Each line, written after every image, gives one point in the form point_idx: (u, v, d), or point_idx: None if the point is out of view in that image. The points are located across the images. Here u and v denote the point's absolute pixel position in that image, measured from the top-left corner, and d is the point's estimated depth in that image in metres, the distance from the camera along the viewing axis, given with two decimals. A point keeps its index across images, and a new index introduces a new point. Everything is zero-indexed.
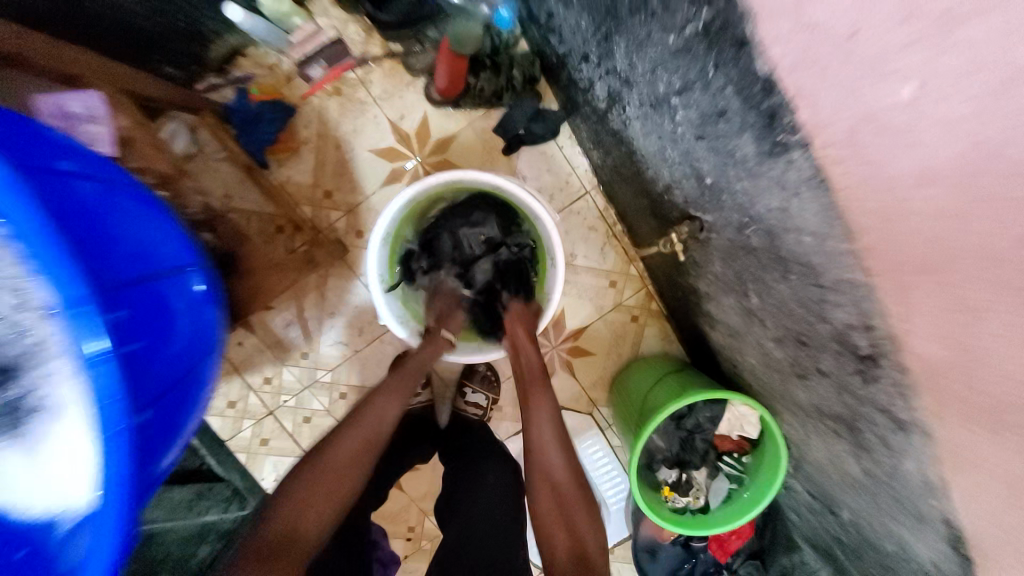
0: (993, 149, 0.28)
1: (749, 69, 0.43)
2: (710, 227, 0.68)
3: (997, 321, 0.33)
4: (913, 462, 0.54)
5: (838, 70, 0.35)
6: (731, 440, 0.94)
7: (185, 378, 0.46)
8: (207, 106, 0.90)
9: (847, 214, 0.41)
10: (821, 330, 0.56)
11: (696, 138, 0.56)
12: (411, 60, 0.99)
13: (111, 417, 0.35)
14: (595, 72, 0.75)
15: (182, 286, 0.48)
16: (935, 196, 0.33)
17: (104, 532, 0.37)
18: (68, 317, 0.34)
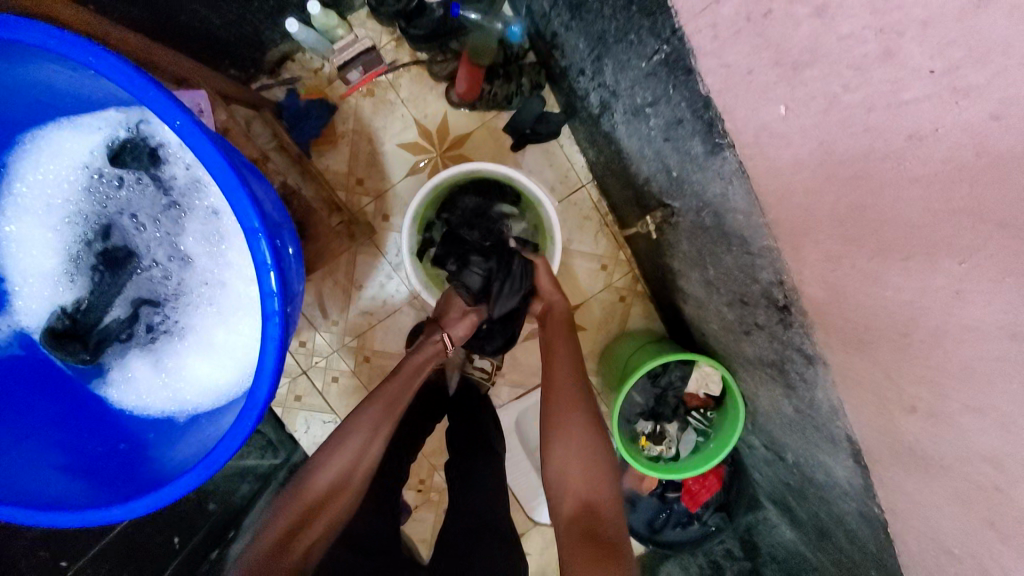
0: (829, 148, 0.46)
1: (694, 91, 0.59)
2: (678, 212, 0.85)
3: (847, 263, 0.51)
4: (823, 390, 0.71)
5: (744, 95, 0.52)
6: (698, 398, 1.11)
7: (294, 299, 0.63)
8: (262, 102, 1.06)
9: (761, 196, 0.58)
10: (756, 289, 0.73)
11: (663, 139, 0.73)
12: (434, 68, 1.14)
13: (270, 308, 0.52)
14: (590, 84, 0.91)
15: (290, 232, 0.65)
16: (807, 179, 0.50)
17: (268, 382, 0.54)
18: (251, 236, 0.51)
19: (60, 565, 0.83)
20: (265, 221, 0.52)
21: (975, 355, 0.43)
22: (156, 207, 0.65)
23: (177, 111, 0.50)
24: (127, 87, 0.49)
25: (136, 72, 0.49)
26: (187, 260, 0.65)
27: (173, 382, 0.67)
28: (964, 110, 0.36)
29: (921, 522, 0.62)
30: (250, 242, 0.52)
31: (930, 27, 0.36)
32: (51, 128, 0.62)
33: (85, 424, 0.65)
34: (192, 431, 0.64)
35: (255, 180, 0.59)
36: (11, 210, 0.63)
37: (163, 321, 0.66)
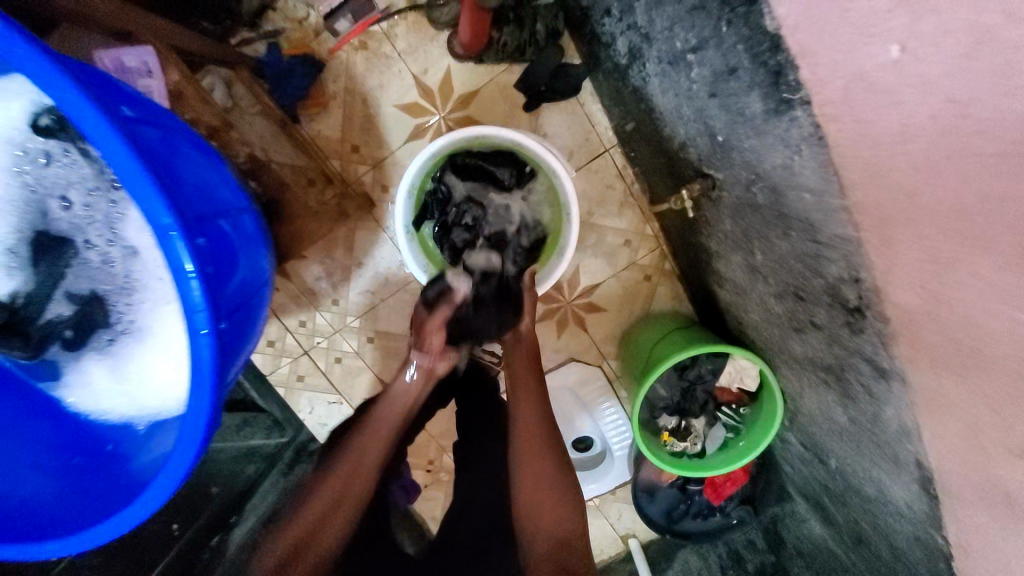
0: (961, 110, 0.31)
1: (756, 26, 0.44)
2: (722, 185, 0.70)
3: (959, 270, 0.38)
4: (891, 407, 0.58)
5: (836, 33, 0.37)
6: (731, 392, 1.00)
7: (250, 306, 0.55)
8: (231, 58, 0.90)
9: (842, 170, 0.43)
10: (818, 285, 0.58)
11: (710, 96, 0.58)
12: (435, 13, 0.98)
13: (199, 326, 0.42)
14: (618, 27, 0.75)
15: (242, 223, 0.55)
16: (915, 153, 0.36)
17: (202, 424, 0.44)
18: (162, 236, 0.41)
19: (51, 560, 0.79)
20: (180, 218, 0.41)
21: None
22: (91, 183, 0.54)
23: (57, 77, 0.38)
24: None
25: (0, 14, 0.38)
26: (130, 248, 0.54)
27: (130, 390, 0.57)
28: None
29: (999, 566, 0.52)
30: (164, 242, 0.41)
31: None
32: None
33: (40, 431, 0.59)
34: (152, 447, 0.56)
35: (179, 154, 0.48)
36: None
37: (113, 322, 0.56)
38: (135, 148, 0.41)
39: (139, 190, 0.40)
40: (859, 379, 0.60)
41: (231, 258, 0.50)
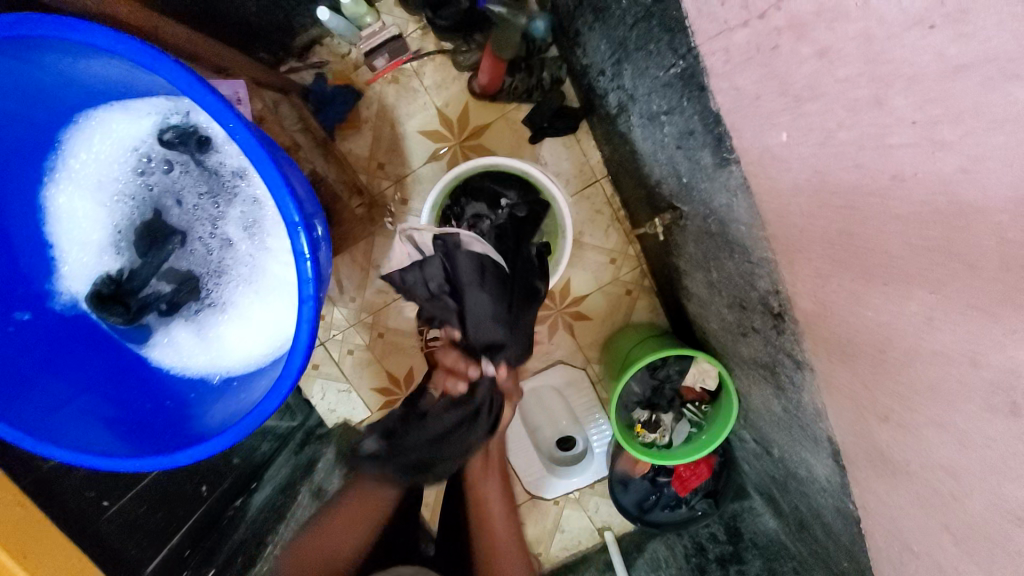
0: (824, 177, 0.49)
1: (706, 106, 0.62)
2: (687, 216, 0.87)
3: (835, 282, 0.55)
4: (808, 393, 0.73)
5: (752, 118, 0.55)
6: (695, 391, 1.16)
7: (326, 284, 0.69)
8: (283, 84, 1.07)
9: (763, 210, 0.60)
10: (754, 296, 0.75)
11: (677, 147, 0.76)
12: (459, 57, 1.17)
13: (305, 292, 0.58)
14: (610, 85, 0.93)
15: (321, 222, 0.69)
16: (803, 201, 0.53)
17: (302, 359, 0.60)
18: (289, 227, 0.57)
19: (103, 505, 0.84)
20: (304, 215, 0.57)
21: (942, 375, 0.46)
22: (200, 188, 0.71)
23: (229, 113, 0.54)
24: (149, 66, 0.53)
25: (185, 64, 0.53)
26: (225, 240, 0.71)
27: (210, 351, 0.73)
28: (939, 160, 0.39)
29: (889, 521, 0.67)
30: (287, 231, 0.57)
31: (916, 83, 0.38)
32: (109, 112, 0.67)
33: (131, 383, 0.72)
34: (227, 396, 0.70)
35: (287, 168, 0.63)
36: (64, 182, 0.68)
37: (202, 296, 0.73)
38: (275, 161, 0.56)
39: (278, 195, 0.55)
40: (789, 373, 0.76)
41: (320, 245, 0.65)
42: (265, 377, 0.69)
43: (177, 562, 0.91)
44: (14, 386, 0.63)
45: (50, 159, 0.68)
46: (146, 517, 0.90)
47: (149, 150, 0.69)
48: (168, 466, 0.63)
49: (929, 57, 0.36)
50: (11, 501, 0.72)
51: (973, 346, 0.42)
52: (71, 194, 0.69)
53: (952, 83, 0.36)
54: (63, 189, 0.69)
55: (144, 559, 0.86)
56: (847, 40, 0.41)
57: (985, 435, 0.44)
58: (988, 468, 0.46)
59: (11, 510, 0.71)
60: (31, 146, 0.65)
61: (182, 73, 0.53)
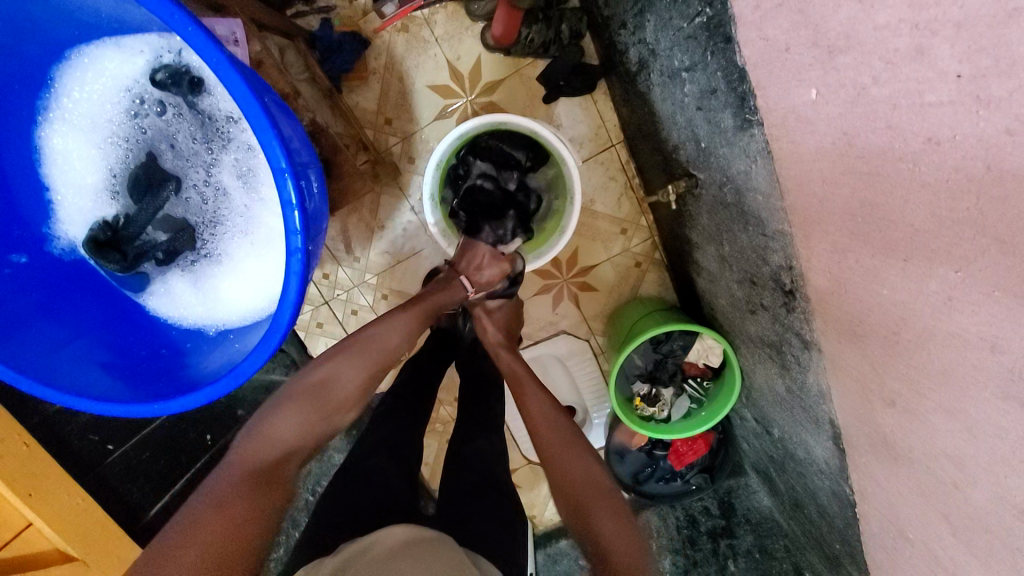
0: (851, 140, 0.45)
1: (731, 61, 0.57)
2: (702, 184, 0.83)
3: (852, 257, 0.51)
4: (814, 375, 0.71)
5: (778, 74, 0.50)
6: (697, 367, 1.14)
7: (319, 237, 0.68)
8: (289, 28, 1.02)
9: (783, 178, 0.56)
10: (766, 271, 0.72)
11: (697, 108, 0.71)
12: (472, 6, 1.10)
13: (292, 242, 0.56)
14: (630, 38, 0.87)
15: (314, 173, 0.66)
16: (827, 168, 0.49)
17: (290, 312, 0.59)
18: (278, 174, 0.55)
19: (107, 449, 0.90)
20: (292, 162, 0.55)
21: (956, 361, 0.44)
22: (194, 134, 0.69)
23: (214, 49, 0.51)
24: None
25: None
26: (220, 188, 0.70)
27: (205, 300, 0.73)
28: (982, 121, 0.35)
29: (885, 507, 0.65)
30: (276, 179, 0.55)
31: (963, 30, 0.34)
32: (100, 49, 0.65)
33: (129, 330, 0.73)
34: (222, 346, 0.71)
35: (279, 113, 0.60)
36: (57, 123, 0.68)
37: (198, 246, 0.72)
38: (262, 103, 0.53)
39: (265, 140, 0.53)
40: (796, 353, 0.74)
41: (312, 196, 0.62)
42: (257, 330, 0.69)
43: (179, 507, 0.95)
44: (13, 326, 0.64)
45: (44, 97, 0.66)
46: (147, 462, 0.93)
47: (142, 91, 0.67)
48: (156, 414, 0.64)
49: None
50: (15, 441, 0.82)
51: (995, 330, 0.39)
52: (66, 135, 0.68)
53: (1008, 29, 0.32)
54: (58, 129, 0.68)
55: (145, 501, 0.92)
56: None
57: (997, 425, 0.42)
58: (998, 461, 0.44)
59: (16, 449, 0.81)
60: (23, 84, 0.64)
61: (163, 2, 0.50)
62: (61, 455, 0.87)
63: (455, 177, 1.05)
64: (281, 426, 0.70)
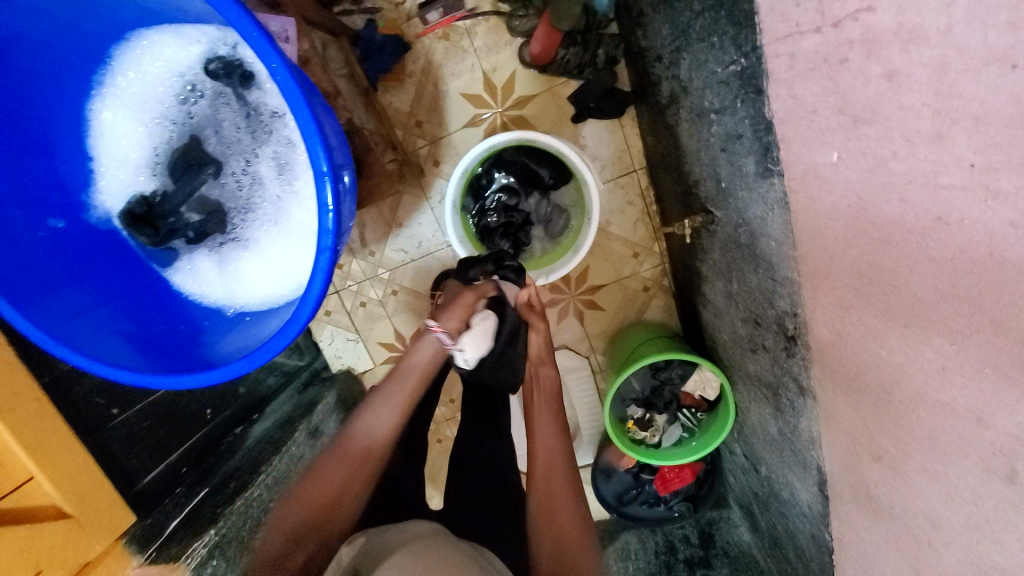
0: (865, 205, 0.47)
1: (760, 111, 0.59)
2: (718, 222, 0.85)
3: (855, 315, 0.53)
4: (806, 420, 0.73)
5: (803, 132, 0.52)
6: (693, 398, 1.16)
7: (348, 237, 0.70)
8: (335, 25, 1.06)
9: (796, 229, 0.59)
10: (771, 314, 0.73)
11: (721, 150, 0.73)
12: (513, 23, 1.13)
13: (323, 242, 0.59)
14: (664, 72, 0.90)
15: (348, 175, 0.69)
16: (839, 227, 0.51)
17: (311, 306, 0.62)
18: (317, 177, 0.57)
19: (112, 413, 0.94)
20: (333, 166, 0.57)
21: (944, 428, 0.45)
22: (238, 124, 0.72)
23: (273, 54, 0.54)
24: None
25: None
26: (256, 178, 0.73)
27: (228, 282, 0.76)
28: (990, 211, 0.37)
29: (862, 558, 0.67)
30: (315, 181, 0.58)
31: (981, 124, 0.36)
32: (163, 36, 0.68)
33: (148, 302, 0.75)
34: (238, 328, 0.74)
35: (324, 117, 0.63)
36: (111, 99, 0.71)
37: (228, 229, 0.75)
38: (313, 110, 0.56)
39: (311, 145, 0.56)
40: (792, 398, 0.75)
41: (345, 199, 0.65)
42: (274, 318, 0.71)
43: (174, 477, 1.01)
44: (42, 288, 0.67)
45: (102, 73, 0.70)
46: (148, 430, 0.99)
47: (194, 78, 0.70)
48: (169, 387, 0.66)
49: (1003, 99, 0.34)
50: (27, 397, 0.82)
51: (981, 404, 0.41)
52: (118, 111, 0.71)
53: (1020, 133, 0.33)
54: (111, 105, 0.71)
55: (142, 470, 0.96)
56: (919, 64, 0.38)
57: (974, 494, 0.44)
58: (973, 528, 0.45)
59: (28, 404, 0.81)
60: (82, 59, 0.67)
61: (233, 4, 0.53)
62: (71, 414, 0.88)
63: (476, 187, 1.08)
64: (319, 487, 0.77)
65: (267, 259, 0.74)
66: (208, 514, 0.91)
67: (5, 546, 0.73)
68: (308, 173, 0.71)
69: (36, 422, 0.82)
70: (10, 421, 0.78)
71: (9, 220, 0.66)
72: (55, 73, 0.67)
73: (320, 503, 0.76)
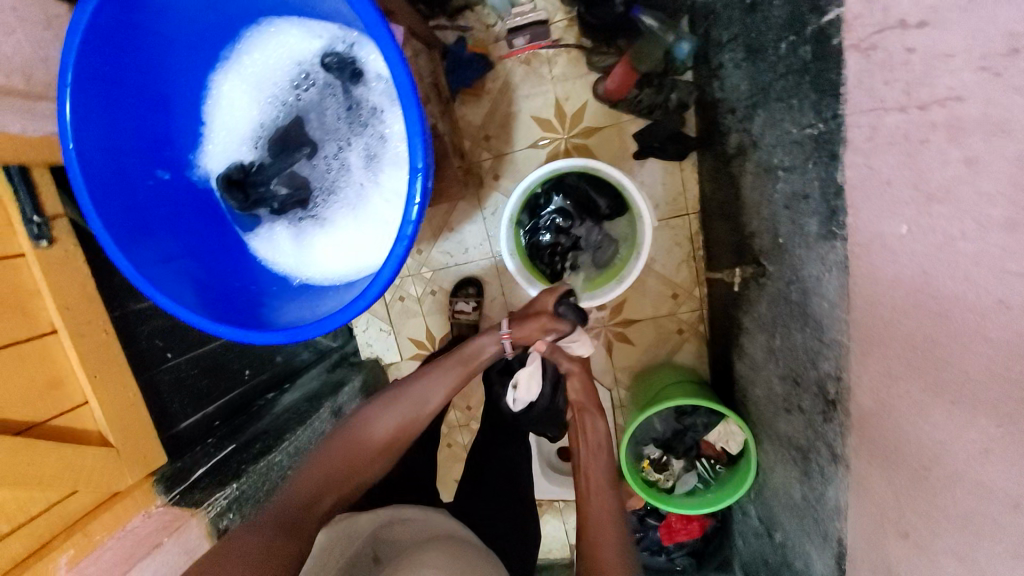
0: (928, 279, 0.47)
1: (831, 175, 0.61)
2: (770, 276, 0.86)
3: (902, 386, 0.53)
4: (834, 489, 0.72)
5: (874, 201, 0.53)
6: (714, 448, 1.14)
7: None
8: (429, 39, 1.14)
9: (853, 294, 0.59)
10: (812, 375, 0.73)
11: (784, 207, 0.75)
12: (594, 58, 1.19)
13: (405, 231, 0.64)
14: (736, 124, 0.93)
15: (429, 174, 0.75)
16: (897, 297, 0.52)
17: (380, 288, 0.66)
18: (411, 172, 0.63)
19: (166, 355, 1.01)
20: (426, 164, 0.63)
21: (980, 512, 0.45)
22: (339, 114, 0.79)
23: (395, 59, 0.60)
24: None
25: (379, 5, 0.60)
26: (345, 164, 0.79)
27: (299, 254, 0.82)
28: None
29: None
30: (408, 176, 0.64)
31: None
32: (291, 28, 0.76)
33: (225, 260, 0.82)
34: (302, 297, 0.80)
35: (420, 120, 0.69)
36: (232, 76, 0.79)
37: (309, 206, 0.82)
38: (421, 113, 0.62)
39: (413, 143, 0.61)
40: (820, 463, 0.74)
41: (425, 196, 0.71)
42: (338, 294, 0.77)
43: (206, 427, 1.08)
44: (142, 230, 0.75)
45: (231, 52, 0.78)
46: (193, 378, 1.05)
47: (310, 68, 0.78)
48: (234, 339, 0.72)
49: None
50: (98, 327, 0.89)
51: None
52: (236, 86, 0.79)
53: None
54: (231, 80, 0.79)
55: (182, 414, 1.03)
56: (1002, 158, 0.39)
57: None
58: None
59: (98, 333, 0.89)
60: (213, 35, 0.76)
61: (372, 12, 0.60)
62: (131, 350, 0.95)
63: (534, 204, 1.13)
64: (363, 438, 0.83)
65: (339, 239, 0.80)
66: (234, 467, 1.01)
67: (52, 457, 0.78)
68: (392, 167, 0.77)
69: (101, 351, 0.89)
70: (79, 347, 0.86)
71: (125, 166, 0.74)
72: (189, 44, 0.75)
73: (357, 457, 0.82)
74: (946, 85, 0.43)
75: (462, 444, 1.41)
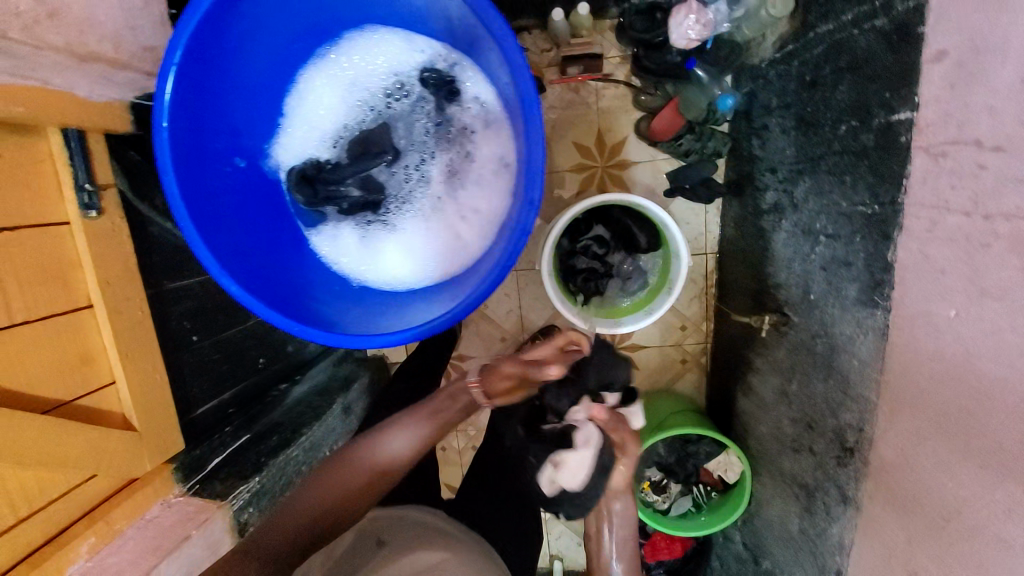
0: (971, 359, 0.55)
1: (880, 251, 0.69)
2: (793, 326, 0.94)
3: (930, 446, 0.61)
4: (839, 526, 0.80)
5: (924, 282, 0.61)
6: (711, 476, 1.22)
7: None
8: None
9: (889, 358, 0.68)
10: (830, 423, 0.81)
11: (821, 268, 0.83)
12: (642, 97, 1.27)
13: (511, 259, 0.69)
14: (775, 183, 1.01)
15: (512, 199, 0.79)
16: (937, 368, 0.60)
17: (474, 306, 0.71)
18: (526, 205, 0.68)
19: (193, 338, 0.97)
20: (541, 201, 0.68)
21: (996, 563, 0.53)
22: (426, 127, 0.81)
23: (533, 102, 0.66)
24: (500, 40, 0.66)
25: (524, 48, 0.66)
26: (425, 176, 0.81)
27: (363, 256, 0.83)
28: None
29: None
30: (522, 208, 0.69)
31: None
32: (392, 37, 0.78)
33: (288, 254, 0.81)
34: (365, 300, 0.80)
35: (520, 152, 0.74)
36: (322, 72, 0.79)
37: (381, 211, 0.83)
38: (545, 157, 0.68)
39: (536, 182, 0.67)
40: (827, 501, 0.83)
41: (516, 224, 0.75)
42: (409, 302, 0.79)
43: (222, 415, 1.04)
44: (217, 215, 0.74)
45: (326, 49, 0.78)
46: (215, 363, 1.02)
47: (405, 79, 0.80)
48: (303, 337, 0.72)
49: None
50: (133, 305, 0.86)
51: None
52: (325, 83, 0.80)
53: None
54: (321, 77, 0.79)
55: (201, 399, 1.00)
56: None
57: None
58: None
59: (133, 311, 0.86)
60: (314, 32, 0.76)
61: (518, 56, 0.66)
62: (161, 331, 0.92)
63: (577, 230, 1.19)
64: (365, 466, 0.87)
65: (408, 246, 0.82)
66: (252, 459, 1.00)
67: (78, 441, 0.75)
68: (473, 186, 0.79)
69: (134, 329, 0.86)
70: (113, 323, 0.83)
71: (208, 148, 0.73)
72: (289, 38, 0.75)
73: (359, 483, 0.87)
74: (1015, 205, 0.49)
75: (458, 448, 1.43)
